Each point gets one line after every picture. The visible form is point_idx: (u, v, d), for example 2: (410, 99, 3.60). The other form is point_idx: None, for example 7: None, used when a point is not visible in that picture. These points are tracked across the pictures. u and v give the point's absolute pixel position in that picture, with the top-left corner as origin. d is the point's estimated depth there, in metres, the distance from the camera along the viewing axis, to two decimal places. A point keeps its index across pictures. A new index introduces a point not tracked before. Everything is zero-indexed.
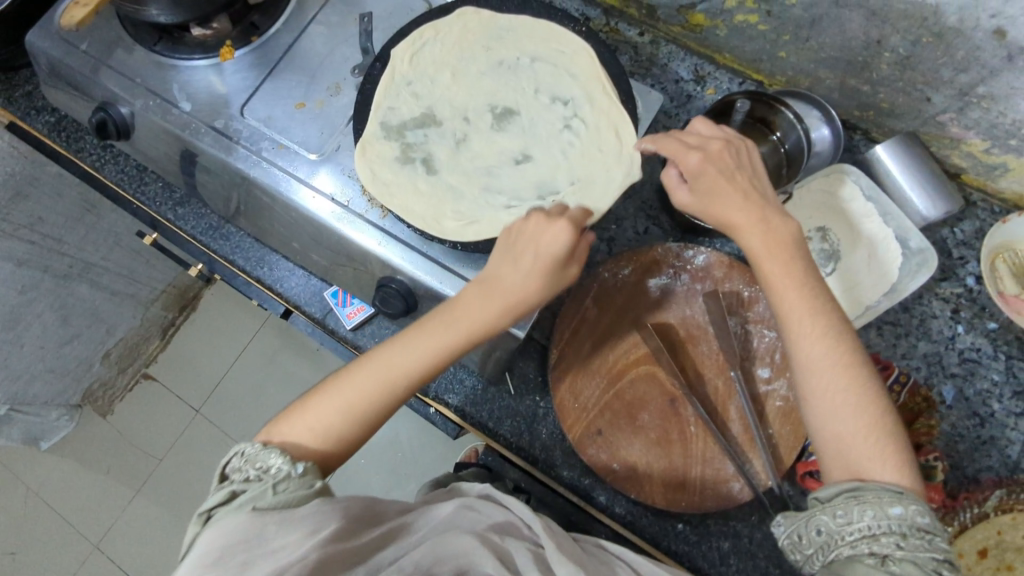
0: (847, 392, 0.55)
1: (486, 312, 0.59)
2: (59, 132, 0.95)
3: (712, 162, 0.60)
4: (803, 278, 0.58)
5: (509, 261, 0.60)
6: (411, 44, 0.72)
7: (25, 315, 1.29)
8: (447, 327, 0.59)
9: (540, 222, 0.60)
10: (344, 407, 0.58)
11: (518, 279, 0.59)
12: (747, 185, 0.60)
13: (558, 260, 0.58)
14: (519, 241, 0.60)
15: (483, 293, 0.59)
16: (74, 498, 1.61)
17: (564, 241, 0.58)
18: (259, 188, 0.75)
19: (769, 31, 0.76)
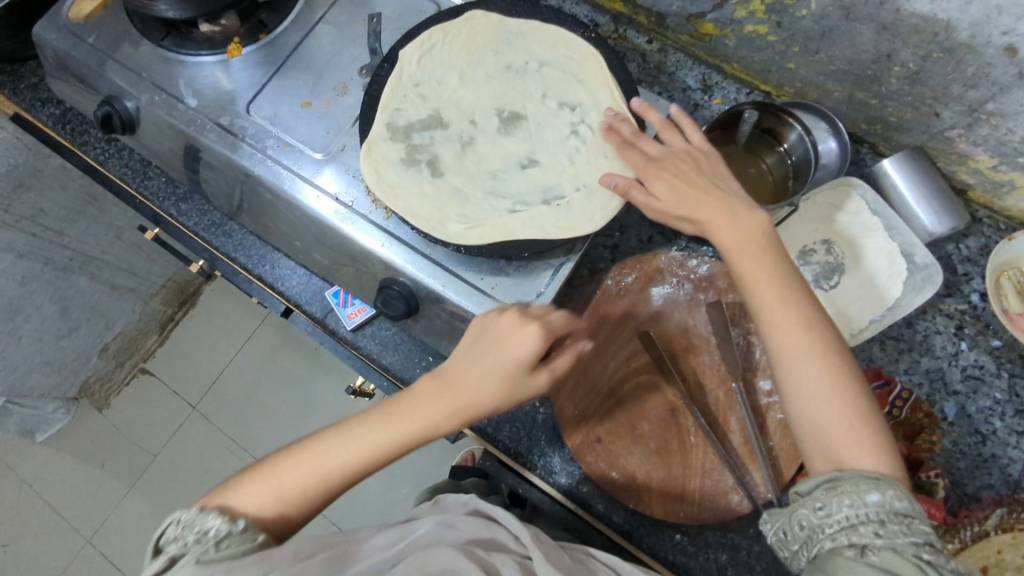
0: (823, 377, 0.56)
1: (438, 410, 0.60)
2: (64, 124, 0.95)
3: (666, 170, 0.64)
4: (776, 272, 0.60)
5: (473, 363, 0.61)
6: (419, 46, 0.72)
7: (25, 307, 1.29)
8: (400, 422, 0.60)
9: (513, 325, 0.60)
10: (289, 489, 0.59)
11: (477, 386, 0.60)
12: (707, 186, 0.63)
13: (519, 371, 0.59)
14: (488, 342, 0.61)
15: (441, 394, 0.61)
16: (71, 488, 1.64)
17: (530, 352, 0.59)
18: (263, 186, 0.75)
19: (779, 42, 0.76)
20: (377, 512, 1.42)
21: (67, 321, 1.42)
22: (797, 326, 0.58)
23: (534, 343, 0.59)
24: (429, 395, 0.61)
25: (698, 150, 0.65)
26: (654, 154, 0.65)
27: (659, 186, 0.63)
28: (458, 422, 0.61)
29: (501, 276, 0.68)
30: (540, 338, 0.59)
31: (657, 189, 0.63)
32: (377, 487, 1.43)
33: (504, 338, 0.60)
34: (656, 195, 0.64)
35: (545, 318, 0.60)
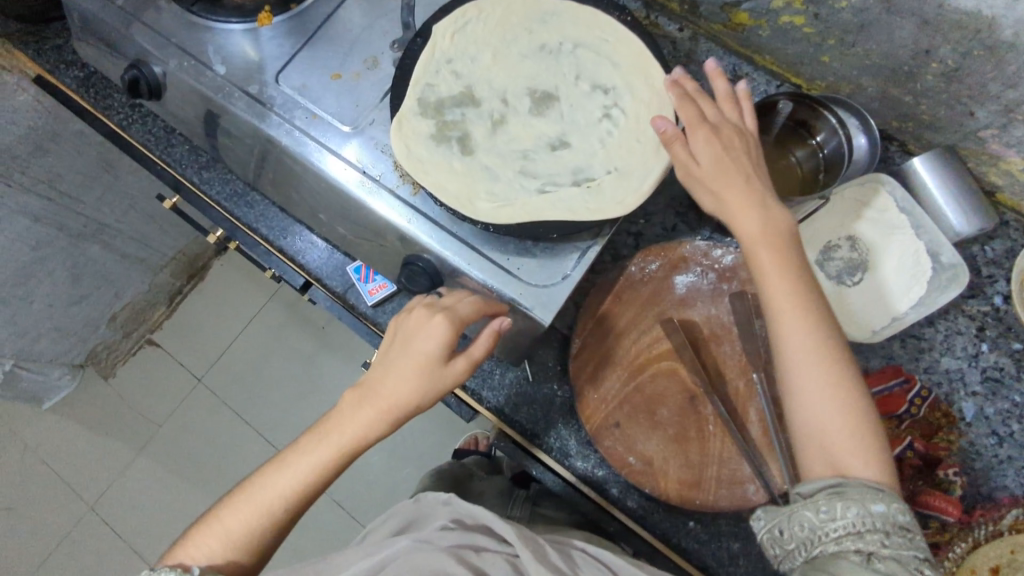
0: (833, 387, 0.57)
1: (362, 417, 0.59)
2: (87, 87, 0.95)
3: (721, 139, 0.62)
4: (796, 271, 0.59)
5: (387, 367, 0.60)
6: (453, 22, 0.71)
7: (38, 272, 1.29)
8: (328, 438, 0.60)
9: (419, 322, 0.61)
10: (238, 531, 0.58)
11: (391, 384, 0.60)
12: (750, 171, 0.62)
13: (430, 361, 0.59)
14: (398, 345, 0.61)
15: (360, 398, 0.60)
16: (71, 455, 1.62)
17: (437, 341, 0.60)
18: (290, 156, 0.74)
19: (814, 35, 0.75)
20: (380, 491, 1.42)
21: (78, 289, 1.43)
22: (812, 328, 0.58)
23: (441, 334, 0.60)
24: (351, 408, 0.60)
25: (751, 131, 0.64)
26: (712, 120, 0.64)
27: (704, 148, 0.62)
28: (384, 427, 0.60)
29: (527, 257, 0.68)
30: (445, 326, 0.60)
31: (701, 153, 0.62)
32: (380, 466, 1.44)
33: (412, 335, 0.61)
34: (696, 158, 0.63)
35: (448, 308, 0.61)
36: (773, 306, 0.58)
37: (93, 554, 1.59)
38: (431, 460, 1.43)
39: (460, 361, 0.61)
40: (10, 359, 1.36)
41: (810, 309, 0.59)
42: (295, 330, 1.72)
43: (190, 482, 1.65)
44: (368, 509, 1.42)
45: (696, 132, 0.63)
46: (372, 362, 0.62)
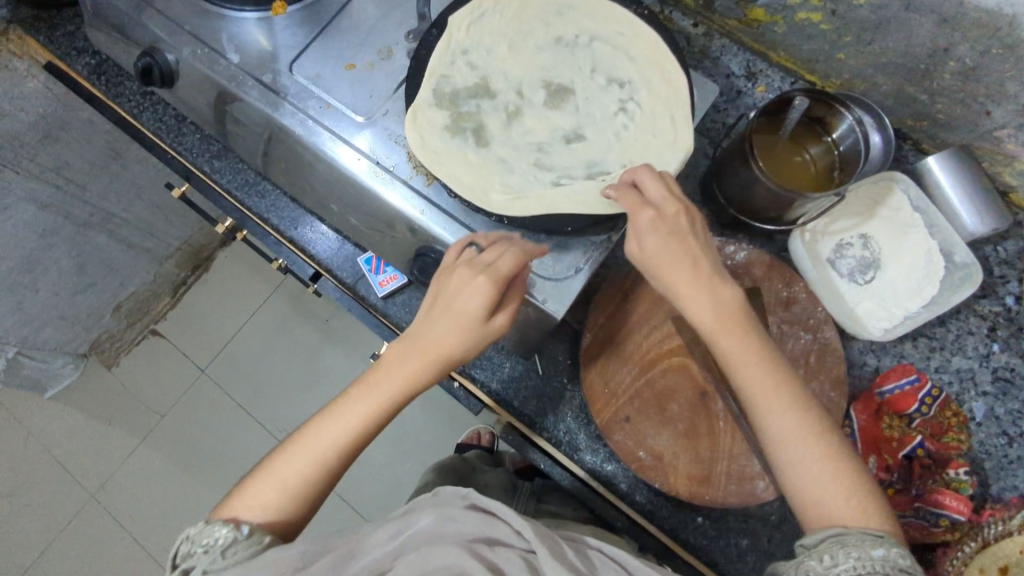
0: (816, 459, 0.53)
1: (410, 369, 0.59)
2: (98, 75, 0.94)
3: (666, 220, 0.57)
4: (764, 350, 0.56)
5: (432, 321, 0.60)
6: (469, 13, 0.71)
7: (45, 260, 1.29)
8: (376, 389, 0.59)
9: (464, 280, 0.59)
10: (289, 481, 0.57)
11: (437, 338, 0.59)
12: (699, 251, 0.57)
13: (475, 319, 0.58)
14: (442, 299, 0.60)
15: (407, 351, 0.60)
16: (75, 444, 1.63)
17: (484, 300, 0.58)
18: (302, 146, 0.74)
19: (831, 31, 0.75)
20: (384, 484, 1.42)
21: (84, 277, 1.43)
22: (789, 406, 0.55)
23: (487, 293, 0.58)
24: (397, 360, 0.60)
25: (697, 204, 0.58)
26: (655, 198, 0.58)
27: (649, 232, 0.57)
28: (430, 378, 0.60)
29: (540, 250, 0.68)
30: (490, 285, 0.58)
31: (646, 237, 0.57)
32: (383, 459, 1.44)
33: (456, 294, 0.59)
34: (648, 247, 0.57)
35: (492, 267, 0.58)
36: (749, 390, 0.56)
37: (93, 542, 1.59)
38: (435, 453, 1.43)
39: (505, 314, 0.60)
40: (13, 346, 1.36)
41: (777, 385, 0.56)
42: (298, 322, 1.72)
43: (192, 473, 1.65)
44: (371, 502, 1.42)
45: (637, 214, 0.57)
46: (417, 316, 0.62)
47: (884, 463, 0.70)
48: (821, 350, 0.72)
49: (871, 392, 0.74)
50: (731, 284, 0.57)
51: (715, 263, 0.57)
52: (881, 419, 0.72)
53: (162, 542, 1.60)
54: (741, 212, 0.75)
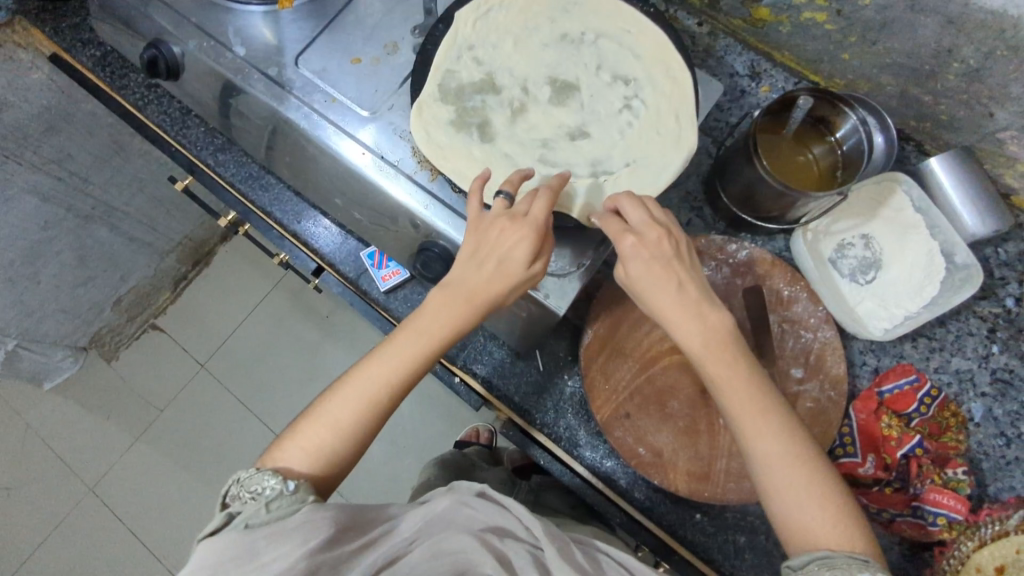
0: (802, 485, 0.52)
1: (453, 317, 0.58)
2: (104, 67, 0.95)
3: (649, 245, 0.55)
4: (750, 377, 0.55)
5: (473, 268, 0.58)
6: (476, 9, 0.71)
7: (46, 252, 1.29)
8: (420, 335, 0.59)
9: (503, 228, 0.58)
10: (333, 430, 0.56)
11: (481, 284, 0.58)
12: (683, 276, 0.55)
13: (517, 267, 0.57)
14: (484, 245, 0.59)
15: (448, 299, 0.59)
16: (72, 436, 1.64)
17: (525, 247, 0.57)
18: (307, 140, 0.74)
19: (835, 31, 0.75)
20: (382, 480, 1.42)
21: (85, 270, 1.44)
22: (774, 432, 0.54)
23: (527, 240, 0.57)
24: (437, 308, 0.59)
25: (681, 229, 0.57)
26: (635, 223, 0.56)
27: (631, 258, 0.56)
28: (470, 324, 0.59)
29: None
30: (530, 232, 0.57)
31: (629, 263, 0.56)
32: (382, 456, 1.44)
33: (496, 242, 0.57)
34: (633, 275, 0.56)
35: (531, 216, 0.57)
36: (733, 415, 0.54)
37: (89, 537, 1.59)
38: (433, 450, 1.43)
39: (543, 261, 0.59)
40: (13, 339, 1.36)
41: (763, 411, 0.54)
42: (298, 318, 1.72)
43: (189, 469, 1.65)
44: (369, 498, 1.42)
45: (619, 239, 0.56)
46: (455, 263, 0.60)
47: (883, 461, 0.70)
48: (821, 349, 0.72)
49: (871, 390, 0.73)
50: (719, 308, 0.56)
51: (700, 287, 0.56)
52: (881, 417, 0.72)
53: (158, 537, 1.60)
54: (744, 210, 0.76)
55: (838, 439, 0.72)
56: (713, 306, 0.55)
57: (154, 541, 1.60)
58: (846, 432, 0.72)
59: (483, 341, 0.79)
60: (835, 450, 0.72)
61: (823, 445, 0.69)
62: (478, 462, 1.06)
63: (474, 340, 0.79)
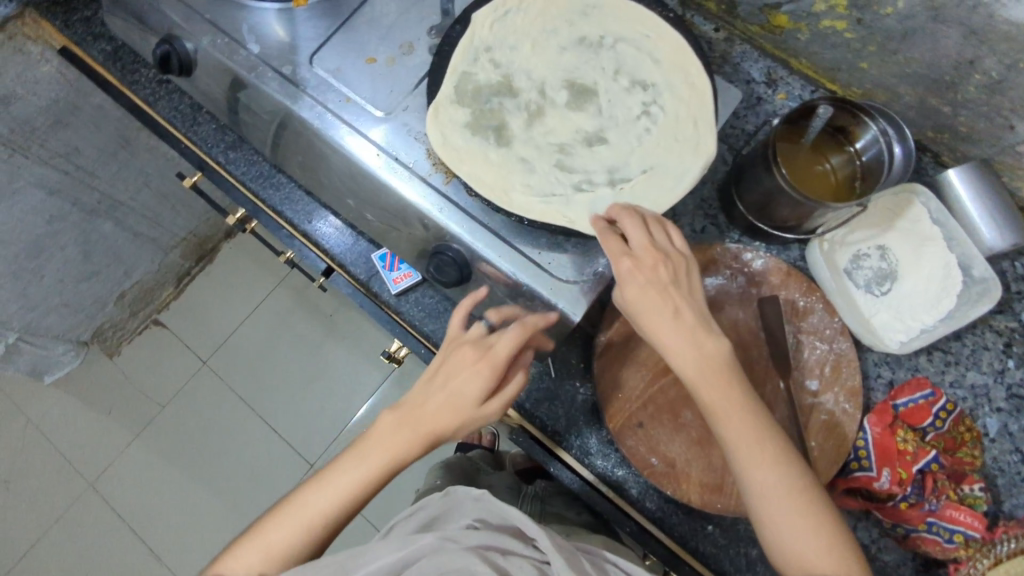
0: (794, 513, 0.57)
1: (401, 442, 0.62)
2: (115, 61, 0.94)
3: (645, 270, 0.59)
4: (744, 405, 0.59)
5: (428, 395, 0.63)
6: (494, 11, 0.71)
7: (50, 246, 1.32)
8: (369, 458, 0.63)
9: (467, 358, 0.63)
10: (270, 547, 0.61)
11: (431, 414, 0.62)
12: (680, 304, 0.59)
13: (469, 400, 0.62)
14: (441, 376, 0.64)
15: (402, 424, 0.63)
16: (73, 431, 1.71)
17: (477, 383, 0.62)
18: (320, 139, 0.73)
19: (855, 40, 0.75)
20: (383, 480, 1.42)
21: (89, 265, 1.46)
22: (769, 458, 0.58)
23: (484, 377, 0.62)
24: (389, 430, 0.63)
25: (682, 257, 0.61)
26: (634, 245, 0.60)
27: (628, 284, 0.60)
28: (419, 450, 0.63)
29: (558, 252, 0.68)
30: (489, 371, 0.62)
31: (626, 290, 0.60)
32: None
33: (457, 372, 0.62)
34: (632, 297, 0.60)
35: (494, 352, 0.62)
36: (734, 442, 0.58)
37: (90, 531, 1.65)
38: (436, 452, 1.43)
39: (495, 398, 0.63)
40: (14, 333, 1.42)
41: (761, 436, 0.59)
42: (302, 316, 1.75)
43: (186, 468, 1.69)
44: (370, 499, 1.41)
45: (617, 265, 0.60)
46: (416, 386, 0.65)
47: (897, 476, 0.68)
48: (836, 361, 0.72)
49: (886, 404, 0.73)
50: (714, 335, 0.60)
51: (697, 314, 0.60)
52: (896, 431, 0.70)
53: (158, 531, 1.65)
54: (760, 219, 0.75)
55: (853, 453, 0.71)
56: (710, 336, 0.59)
57: (156, 538, 1.65)
58: (861, 446, 0.71)
59: None
60: (850, 464, 0.71)
61: (836, 459, 0.69)
62: (483, 467, 1.11)
63: None
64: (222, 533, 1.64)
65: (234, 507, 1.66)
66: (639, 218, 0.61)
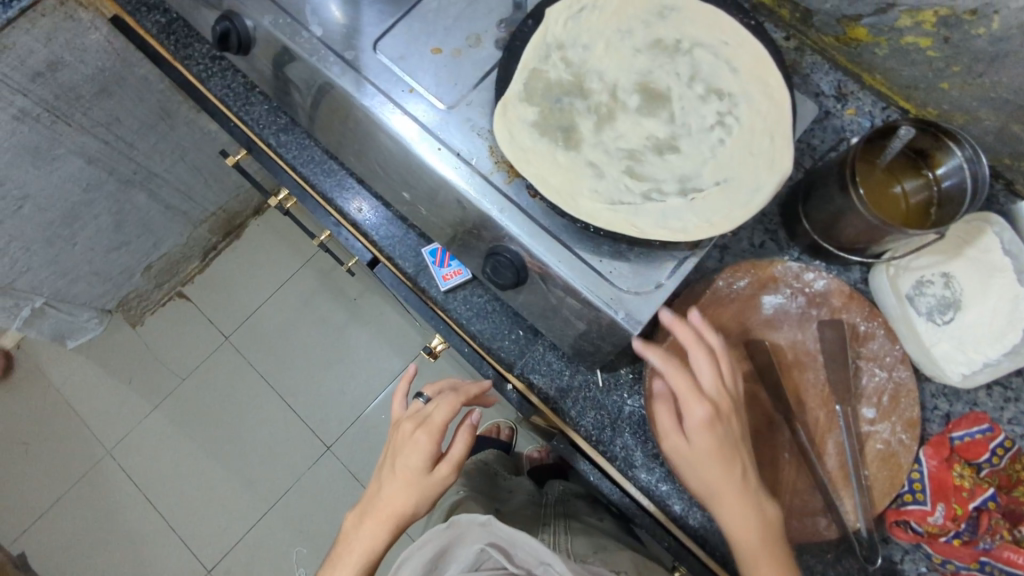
0: None
1: (369, 534, 0.70)
2: (168, 34, 0.92)
3: (719, 423, 0.60)
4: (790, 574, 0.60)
5: (384, 483, 0.71)
6: (568, 8, 0.69)
7: (84, 214, 1.32)
8: (346, 561, 0.70)
9: (407, 432, 0.72)
10: None
11: (388, 499, 0.70)
12: (744, 464, 0.60)
13: (417, 471, 0.70)
14: (391, 459, 0.72)
15: (368, 519, 0.71)
16: (93, 397, 1.72)
17: (421, 453, 0.70)
18: (380, 129, 0.71)
19: (939, 59, 0.72)
20: None
21: (120, 235, 1.47)
22: None
23: (423, 445, 0.70)
24: (360, 528, 0.71)
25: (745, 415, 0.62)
26: (708, 391, 0.61)
27: (700, 432, 0.60)
28: (387, 535, 0.70)
29: (621, 261, 0.66)
30: (426, 437, 0.70)
31: (694, 435, 0.60)
32: None
33: (401, 449, 0.71)
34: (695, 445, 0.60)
35: (426, 420, 0.71)
36: None
37: (105, 497, 1.66)
38: None
39: (444, 463, 0.71)
40: (43, 298, 1.43)
41: None
42: (325, 298, 1.75)
43: (201, 443, 1.69)
44: None
45: (690, 408, 0.60)
46: (374, 479, 0.74)
47: (953, 512, 0.67)
48: (895, 390, 0.71)
49: (941, 437, 0.71)
50: (771, 501, 0.62)
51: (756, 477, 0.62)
52: (953, 466, 0.69)
53: (172, 503, 1.66)
54: (826, 239, 0.73)
55: (907, 485, 0.70)
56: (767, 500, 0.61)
57: (169, 509, 1.66)
58: (916, 478, 0.70)
59: (543, 351, 0.80)
60: (903, 496, 0.70)
61: (885, 489, 0.69)
62: (499, 471, 1.24)
63: (535, 348, 0.80)
64: (237, 508, 1.64)
65: (250, 482, 1.66)
66: (711, 353, 0.63)
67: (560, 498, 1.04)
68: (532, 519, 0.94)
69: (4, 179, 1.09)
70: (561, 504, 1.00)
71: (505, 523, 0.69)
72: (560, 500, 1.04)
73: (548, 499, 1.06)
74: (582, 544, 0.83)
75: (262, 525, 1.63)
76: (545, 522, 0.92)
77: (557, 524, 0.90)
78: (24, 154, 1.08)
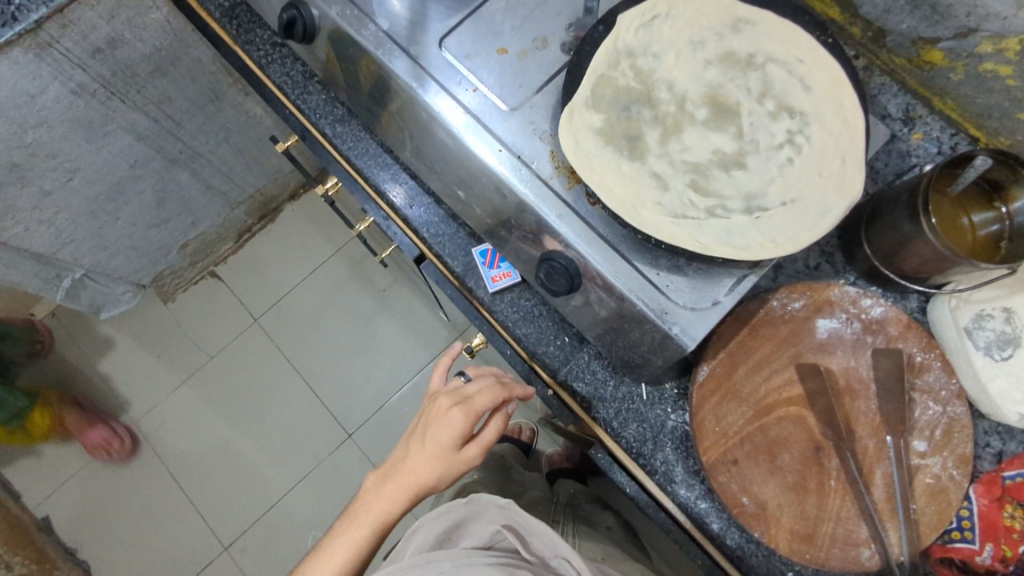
0: None
1: (388, 497, 0.71)
2: (230, 18, 0.93)
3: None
4: None
5: (411, 451, 0.72)
6: (640, 16, 0.68)
7: (129, 189, 1.34)
8: (362, 519, 0.72)
9: (442, 407, 0.72)
10: None
11: (413, 469, 0.70)
12: None
13: (447, 448, 0.70)
14: (423, 431, 0.73)
15: (390, 483, 0.71)
16: (124, 369, 1.75)
17: (454, 432, 0.70)
18: (440, 125, 0.71)
19: (1018, 89, 0.70)
20: None
21: (161, 212, 1.49)
22: None
23: (457, 424, 0.70)
24: (380, 490, 0.72)
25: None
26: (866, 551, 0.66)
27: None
28: (405, 502, 0.71)
29: (678, 275, 0.65)
30: (461, 417, 0.70)
31: None
32: None
33: (433, 423, 0.71)
34: None
35: (466, 401, 0.71)
36: None
37: (128, 465, 1.69)
38: None
39: (475, 444, 0.71)
40: (82, 269, 1.45)
41: None
42: (355, 286, 1.76)
43: (225, 420, 1.71)
44: None
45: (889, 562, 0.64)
46: (402, 444, 0.74)
47: (1002, 553, 0.66)
48: (949, 425, 0.69)
49: (993, 475, 0.69)
50: None
51: None
52: (1004, 507, 0.68)
53: (192, 475, 1.68)
54: (887, 266, 0.71)
55: (955, 523, 0.69)
56: None
57: (189, 480, 1.68)
58: (965, 516, 0.69)
59: (588, 359, 0.80)
60: (950, 533, 0.69)
61: (936, 527, 0.67)
62: (513, 464, 1.23)
63: (579, 356, 0.80)
64: (256, 487, 1.66)
65: (271, 463, 1.68)
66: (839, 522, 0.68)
67: (572, 502, 1.04)
68: (544, 514, 0.94)
69: (57, 151, 1.11)
70: (572, 508, 1.00)
71: (525, 511, 0.66)
72: (570, 503, 1.04)
73: (558, 499, 1.06)
74: (590, 549, 0.82)
75: (280, 508, 1.65)
76: (555, 519, 0.92)
77: (567, 523, 0.90)
78: (78, 128, 1.10)
